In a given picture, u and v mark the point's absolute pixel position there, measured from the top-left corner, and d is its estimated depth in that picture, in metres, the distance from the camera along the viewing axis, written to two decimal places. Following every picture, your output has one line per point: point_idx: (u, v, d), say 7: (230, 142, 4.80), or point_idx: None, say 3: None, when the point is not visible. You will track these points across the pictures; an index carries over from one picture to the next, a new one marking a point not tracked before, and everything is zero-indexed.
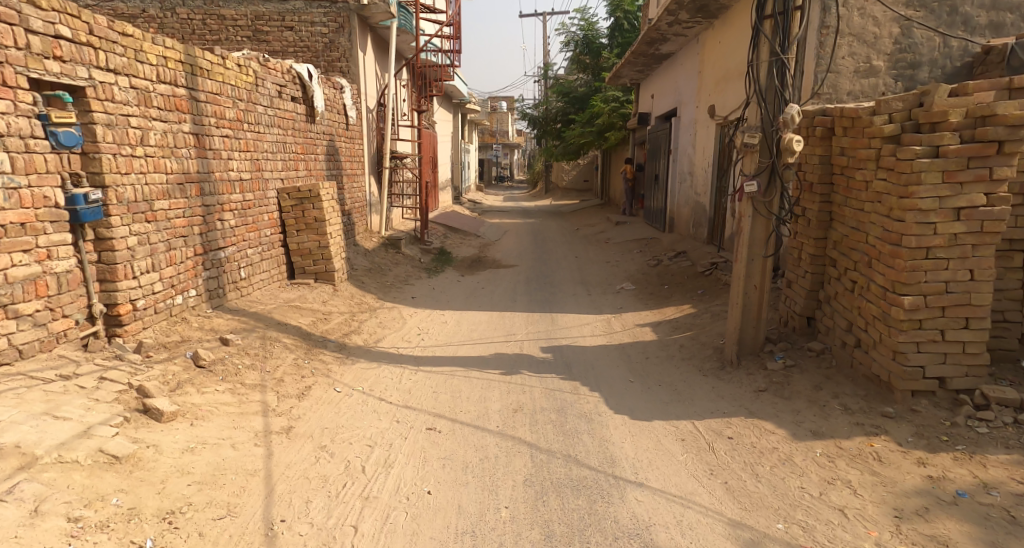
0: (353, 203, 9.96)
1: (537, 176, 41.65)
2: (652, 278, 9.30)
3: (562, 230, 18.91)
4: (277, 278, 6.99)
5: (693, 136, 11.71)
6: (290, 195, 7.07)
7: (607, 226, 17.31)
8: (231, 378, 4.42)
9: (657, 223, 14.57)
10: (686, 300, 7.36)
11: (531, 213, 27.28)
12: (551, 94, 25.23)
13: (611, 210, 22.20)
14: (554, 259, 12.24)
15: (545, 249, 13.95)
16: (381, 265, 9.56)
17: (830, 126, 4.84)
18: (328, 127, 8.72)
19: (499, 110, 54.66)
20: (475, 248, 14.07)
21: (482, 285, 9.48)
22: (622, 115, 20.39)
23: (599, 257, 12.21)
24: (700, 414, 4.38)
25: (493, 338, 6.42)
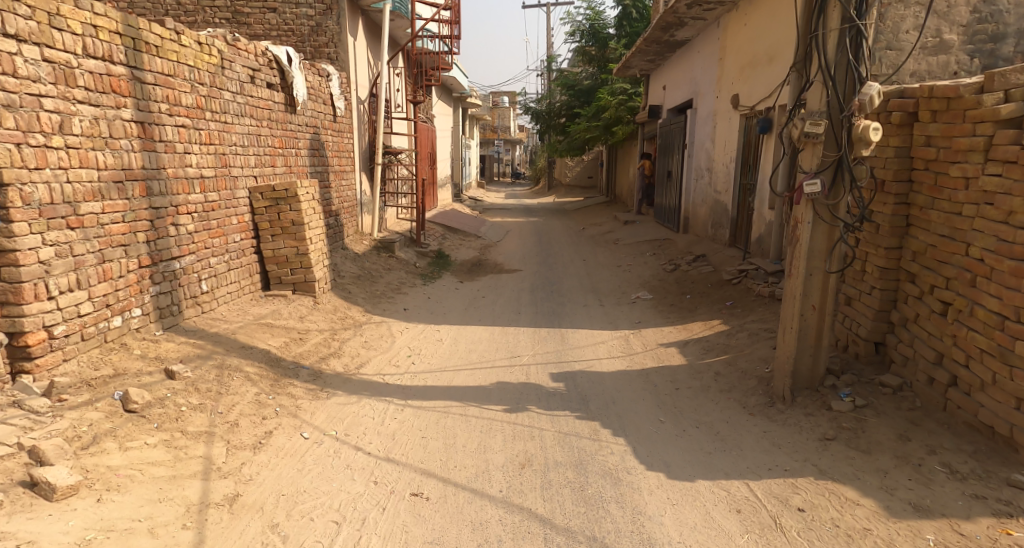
0: (341, 203, 9.06)
1: (539, 173, 40.76)
2: (670, 286, 8.42)
3: (566, 230, 18.06)
4: (249, 290, 6.10)
5: (712, 129, 10.81)
6: (263, 194, 6.19)
7: (615, 226, 16.44)
8: (168, 427, 3.46)
9: (669, 223, 13.71)
10: (714, 315, 6.48)
11: (534, 211, 26.40)
12: (556, 87, 24.47)
13: (617, 209, 21.33)
14: (561, 263, 11.35)
15: (550, 251, 13.07)
16: (372, 272, 8.69)
17: (910, 111, 3.95)
18: (312, 119, 7.81)
19: (500, 106, 53.71)
20: (475, 250, 13.18)
21: (482, 294, 8.62)
22: (630, 108, 19.51)
23: (609, 260, 11.33)
24: (757, 472, 3.48)
25: (495, 362, 5.52)
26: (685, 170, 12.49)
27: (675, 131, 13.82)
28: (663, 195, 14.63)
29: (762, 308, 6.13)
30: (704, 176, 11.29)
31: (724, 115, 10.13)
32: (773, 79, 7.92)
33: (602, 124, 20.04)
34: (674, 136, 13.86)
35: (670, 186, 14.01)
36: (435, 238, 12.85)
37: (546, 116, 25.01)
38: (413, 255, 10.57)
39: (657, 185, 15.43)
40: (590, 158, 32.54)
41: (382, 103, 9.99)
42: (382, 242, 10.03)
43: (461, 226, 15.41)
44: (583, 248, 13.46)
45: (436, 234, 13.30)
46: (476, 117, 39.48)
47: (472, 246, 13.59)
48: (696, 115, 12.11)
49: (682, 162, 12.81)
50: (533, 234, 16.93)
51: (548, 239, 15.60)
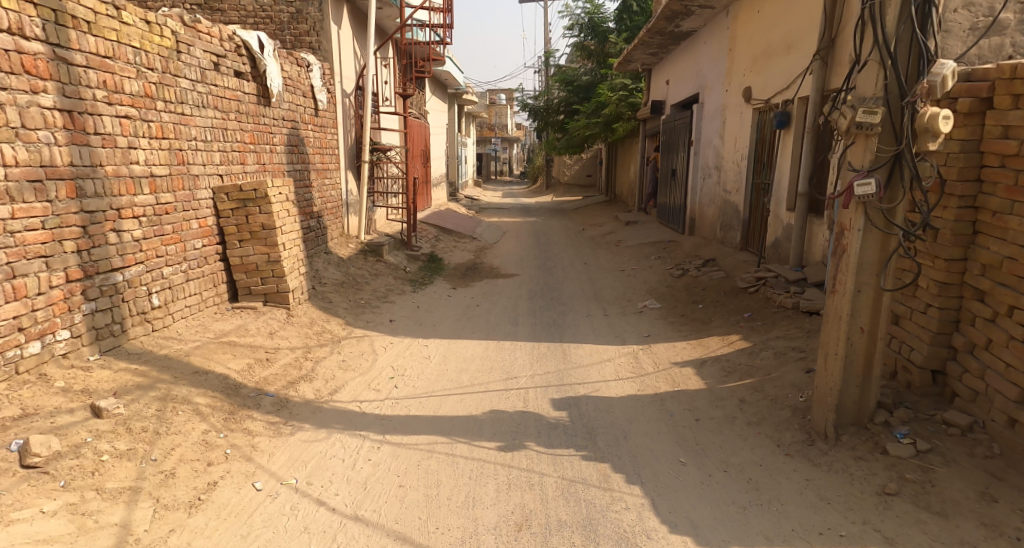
0: (324, 204, 8.40)
1: (537, 171, 40.15)
2: (678, 294, 7.80)
3: (566, 230, 17.43)
4: (213, 302, 5.46)
5: (722, 124, 10.14)
6: (229, 194, 5.52)
7: (616, 226, 15.82)
8: (77, 486, 2.96)
9: (675, 224, 13.06)
10: (731, 328, 5.86)
11: (531, 210, 25.79)
12: (554, 84, 23.86)
13: (617, 208, 20.72)
14: (560, 267, 10.74)
15: (548, 254, 12.45)
16: (357, 279, 8.06)
17: (982, 97, 3.30)
18: (291, 112, 7.16)
19: (497, 103, 53.05)
20: (470, 253, 12.56)
21: (476, 302, 8.00)
22: (631, 105, 18.92)
23: (611, 265, 10.71)
24: (804, 536, 2.87)
25: (488, 385, 4.90)
26: (692, 169, 11.85)
27: (680, 127, 13.18)
28: (667, 195, 14.01)
29: (786, 323, 5.51)
30: (712, 175, 10.65)
31: (735, 110, 9.49)
32: (791, 70, 7.26)
33: (602, 121, 19.46)
34: (679, 133, 13.23)
35: (675, 185, 13.38)
36: (428, 240, 12.21)
37: (544, 113, 24.40)
38: (403, 259, 9.95)
39: (661, 184, 14.80)
40: (589, 156, 31.92)
41: (369, 96, 9.33)
42: (369, 245, 9.40)
43: (455, 227, 14.78)
44: (582, 250, 12.84)
45: (429, 235, 12.66)
46: (473, 114, 38.84)
47: (466, 248, 12.96)
48: (703, 110, 11.47)
49: (688, 160, 12.19)
50: (531, 235, 16.32)
51: (546, 240, 14.98)
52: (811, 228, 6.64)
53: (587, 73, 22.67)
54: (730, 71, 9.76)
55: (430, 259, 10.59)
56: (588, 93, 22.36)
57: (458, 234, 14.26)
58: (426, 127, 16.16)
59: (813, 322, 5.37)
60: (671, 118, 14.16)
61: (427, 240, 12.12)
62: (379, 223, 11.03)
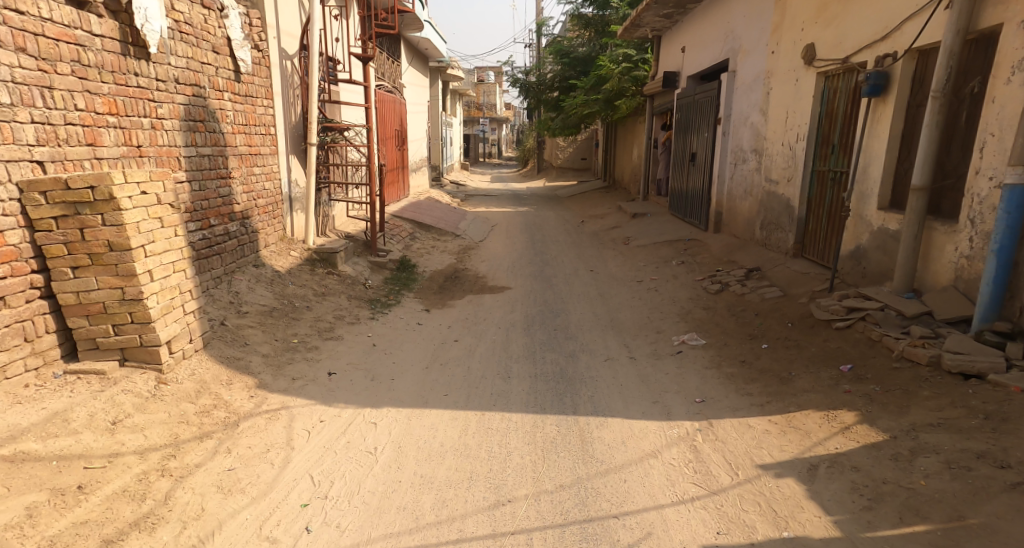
0: (253, 201, 6.33)
1: (527, 154, 38.13)
2: (725, 324, 5.88)
3: (562, 223, 15.51)
4: (27, 369, 3.42)
5: (767, 96, 8.14)
6: (49, 192, 3.43)
7: (621, 220, 13.90)
8: None
9: (695, 219, 11.13)
10: (835, 395, 3.95)
11: (521, 197, 23.77)
12: (548, 56, 22.00)
13: (617, 197, 18.79)
14: (560, 276, 8.80)
15: (545, 256, 10.49)
16: (298, 302, 6.07)
17: None
18: (193, 73, 5.12)
19: (485, 83, 50.73)
20: (450, 256, 10.57)
21: (455, 333, 6.04)
22: (634, 79, 17.06)
23: (623, 274, 8.77)
24: None
25: (469, 525, 2.97)
26: (720, 152, 9.92)
27: (700, 103, 11.23)
28: (684, 182, 12.11)
29: (928, 394, 3.60)
30: (749, 160, 8.74)
31: (786, 77, 7.53)
32: (899, 15, 5.27)
33: (602, 97, 17.70)
34: (700, 110, 11.28)
35: (694, 170, 11.48)
36: (399, 241, 10.19)
37: (536, 89, 22.46)
38: (365, 271, 7.97)
39: (675, 169, 12.88)
40: (584, 138, 29.93)
41: (317, 58, 7.27)
42: (318, 253, 7.39)
43: (433, 222, 12.77)
44: (583, 252, 10.90)
45: (400, 234, 10.64)
46: (458, 92, 36.61)
47: (447, 251, 10.98)
48: (735, 80, 9.50)
49: (714, 141, 10.26)
50: (523, 230, 14.34)
51: (539, 237, 13.02)
52: (929, 238, 4.73)
53: (584, 45, 20.71)
54: (780, 29, 7.78)
55: (400, 268, 8.60)
56: (586, 66, 20.47)
57: (437, 232, 12.24)
58: (398, 103, 14.03)
59: (977, 394, 3.47)
60: (689, 92, 12.18)
61: (398, 241, 10.11)
62: (336, 222, 9.00)
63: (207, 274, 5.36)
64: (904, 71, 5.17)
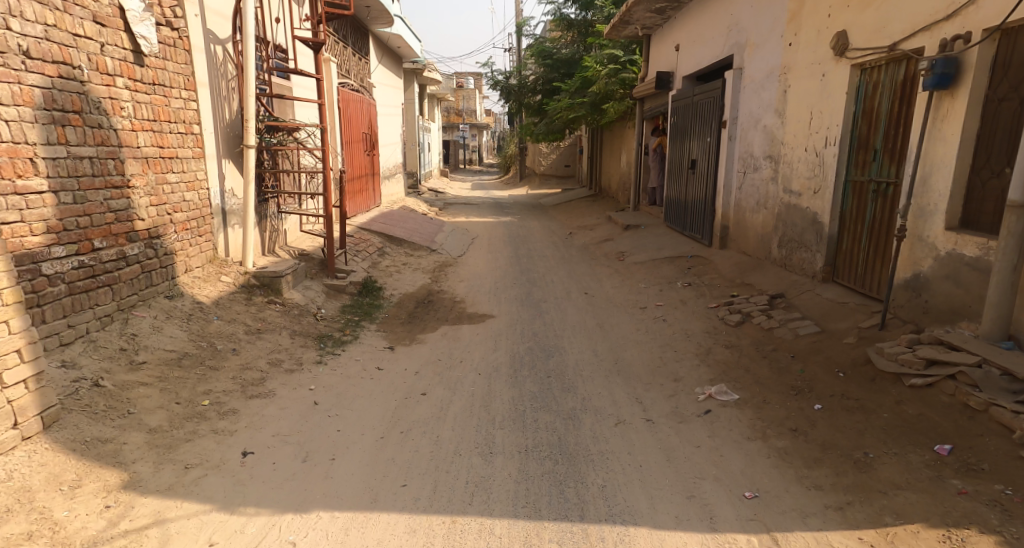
0: (165, 214, 5.31)
1: (509, 161, 37.08)
2: (755, 369, 4.78)
3: (547, 235, 14.44)
4: None
5: (782, 93, 7.05)
6: None
7: (613, 234, 12.86)
8: None
9: (696, 233, 10.11)
10: (945, 496, 2.91)
11: (504, 206, 22.70)
12: (529, 58, 21.04)
13: (604, 207, 17.78)
14: (548, 301, 7.67)
15: (530, 276, 9.37)
16: (222, 343, 4.97)
17: None
18: (63, 52, 4.23)
19: (465, 88, 49.72)
20: (423, 275, 9.39)
21: (422, 383, 4.87)
22: (622, 81, 16.12)
23: (618, 299, 7.66)
24: None
25: None
26: (724, 159, 8.89)
27: (699, 105, 10.21)
28: (681, 192, 11.08)
29: None
30: (761, 169, 7.69)
31: (807, 71, 6.39)
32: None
33: (588, 100, 16.92)
34: (698, 113, 10.27)
35: (693, 179, 10.45)
36: (361, 259, 9.01)
37: (518, 92, 21.45)
38: (318, 298, 6.79)
39: (672, 178, 11.85)
40: (568, 144, 28.98)
41: (250, 41, 6.25)
42: (256, 277, 6.23)
43: (405, 234, 11.59)
44: (573, 271, 9.78)
45: (364, 251, 9.48)
46: (438, 97, 35.49)
47: (419, 268, 9.80)
48: (741, 78, 8.44)
49: (717, 147, 9.23)
50: (505, 242, 13.20)
51: (522, 251, 11.91)
52: None
53: (568, 47, 19.84)
54: (798, 17, 6.63)
55: (359, 292, 7.44)
56: (569, 68, 19.57)
57: (409, 247, 11.05)
58: (364, 104, 12.84)
59: None
60: (685, 94, 11.16)
61: (360, 259, 8.97)
62: (283, 239, 7.87)
63: (89, 313, 4.31)
64: (982, 55, 4.09)
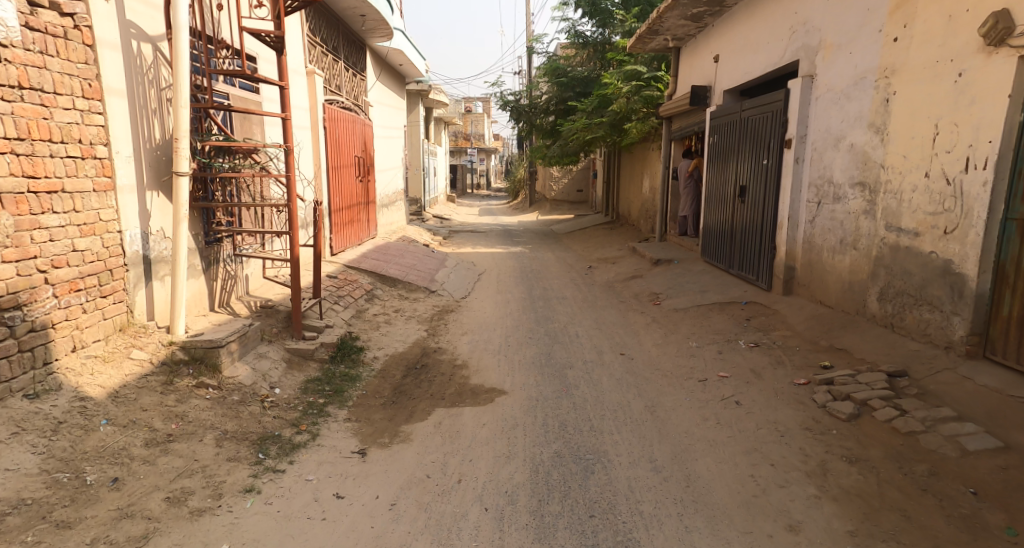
0: (35, 271, 3.80)
1: (518, 185, 35.73)
2: (920, 515, 3.12)
3: (564, 269, 12.81)
4: None
5: (881, 102, 5.47)
6: None
7: (641, 270, 11.21)
8: None
9: (749, 273, 8.47)
10: None
11: (513, 234, 21.11)
12: (541, 76, 19.69)
13: (625, 236, 16.19)
14: (576, 367, 6.01)
15: (548, 326, 7.70)
16: (94, 471, 3.35)
17: None
18: None
19: (473, 112, 48.63)
20: (418, 325, 7.76)
21: (401, 531, 3.22)
22: (646, 99, 14.71)
23: (665, 365, 5.98)
24: None
25: None
26: (787, 185, 7.32)
27: (748, 123, 8.68)
28: (727, 225, 9.47)
29: None
30: (848, 198, 6.08)
31: (928, 71, 4.79)
32: None
33: (607, 120, 15.53)
34: (747, 132, 8.74)
35: (742, 210, 8.86)
36: (341, 309, 7.43)
37: (528, 112, 20.04)
38: (273, 371, 5.17)
39: (713, 209, 10.27)
40: (581, 169, 27.53)
41: (183, 34, 4.70)
42: (187, 347, 4.63)
43: (400, 271, 9.98)
44: (600, 318, 8.11)
45: (345, 298, 7.89)
46: (444, 120, 34.23)
47: (413, 316, 8.16)
48: (813, 87, 6.88)
49: (776, 170, 7.66)
50: (516, 279, 11.56)
51: (536, 290, 10.27)
52: None
53: (584, 65, 18.52)
54: (910, 2, 5.07)
55: (331, 359, 5.82)
56: (586, 86, 18.20)
57: (403, 287, 9.42)
58: (357, 123, 11.35)
59: None
60: (729, 111, 9.65)
61: (339, 309, 7.39)
62: (244, 287, 6.47)
63: None
64: None
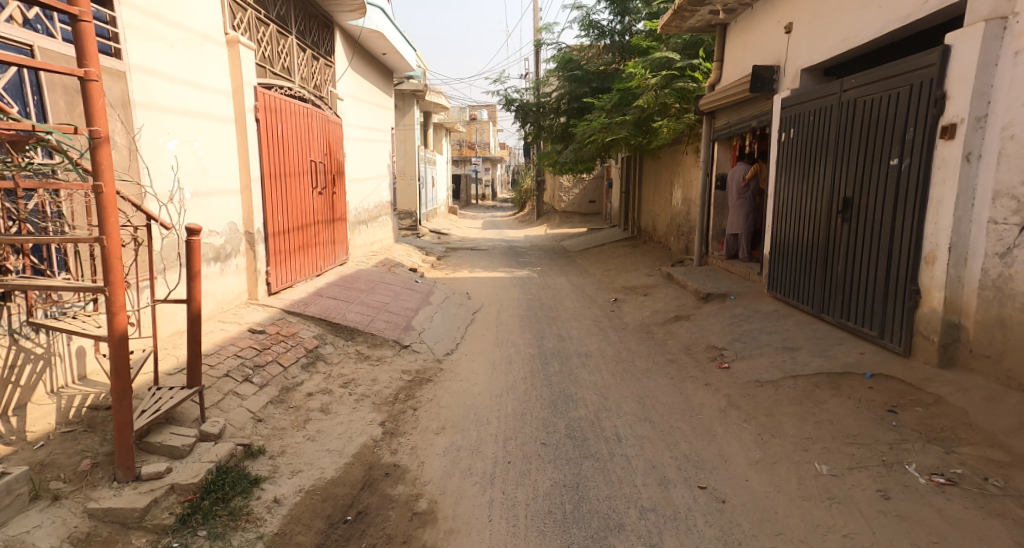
0: None
1: (524, 196, 33.27)
2: None
3: (581, 303, 10.15)
4: None
5: None
6: None
7: (686, 309, 8.56)
8: None
9: (862, 324, 5.80)
10: None
11: (518, 251, 18.48)
12: (549, 71, 17.25)
13: (651, 258, 13.54)
14: (626, 527, 3.37)
15: (569, 413, 5.05)
16: None
17: None
18: None
19: (477, 119, 46.24)
20: (372, 411, 5.12)
21: None
22: (679, 92, 12.29)
23: (792, 523, 3.34)
24: None
25: None
26: (948, 195, 4.72)
27: (852, 108, 6.10)
28: (816, 253, 6.83)
29: None
30: None
31: None
32: None
33: (632, 118, 13.15)
34: (851, 120, 6.15)
35: (845, 232, 6.18)
36: (251, 391, 4.81)
37: (536, 113, 17.51)
38: None
39: (789, 230, 7.64)
40: (593, 179, 24.97)
41: None
42: None
43: (363, 316, 7.34)
44: (648, 396, 5.46)
45: (266, 369, 5.28)
46: (445, 126, 31.76)
47: (368, 393, 5.51)
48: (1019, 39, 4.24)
49: (919, 173, 5.05)
50: (522, 317, 8.91)
51: (550, 338, 7.62)
52: None
53: (600, 57, 15.99)
54: None
55: (180, 523, 3.17)
56: (603, 81, 15.76)
57: (363, 340, 6.76)
58: (314, 119, 8.82)
59: None
60: (814, 95, 6.99)
61: (247, 391, 4.76)
62: (70, 373, 3.87)
63: None
64: None
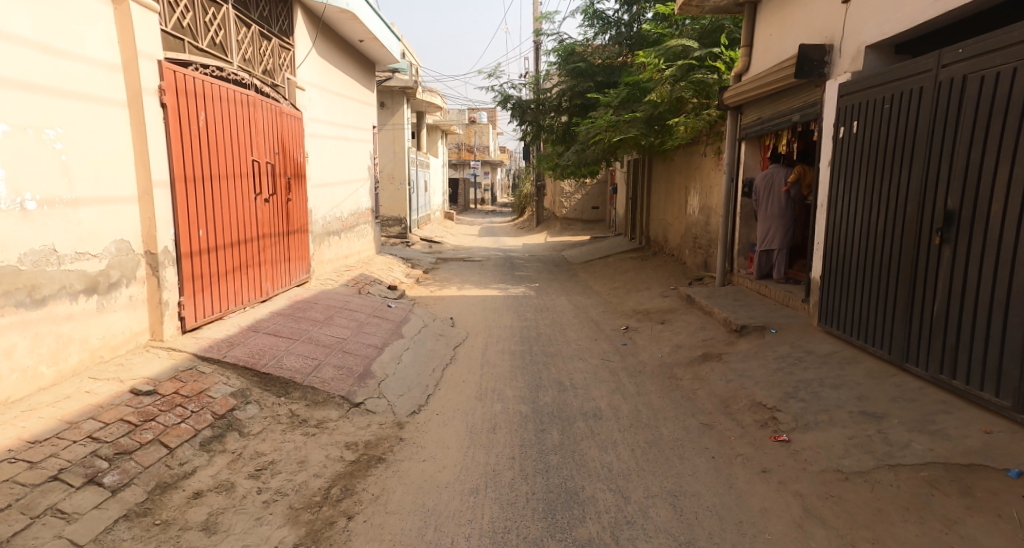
0: None
1: (523, 200, 31.70)
2: None
3: (586, 331, 8.55)
4: None
5: None
6: None
7: (716, 347, 6.96)
8: None
9: (977, 388, 4.20)
10: None
11: (515, 263, 16.91)
12: (549, 64, 15.68)
13: (665, 275, 11.91)
14: None
15: (573, 530, 3.46)
16: None
17: None
18: None
19: (476, 121, 44.75)
20: (284, 523, 3.51)
21: None
22: (697, 83, 10.74)
23: None
24: None
25: None
26: None
27: (958, 89, 4.49)
28: (892, 282, 5.21)
29: None
30: None
31: None
32: None
33: (643, 114, 11.58)
34: (954, 107, 4.54)
35: (944, 257, 4.56)
36: (89, 505, 3.23)
37: (535, 111, 15.92)
38: None
39: (849, 249, 6.02)
40: (596, 183, 23.41)
41: None
42: None
43: (304, 360, 5.69)
44: (685, 494, 3.86)
45: (133, 456, 3.66)
46: (439, 127, 30.19)
47: (285, 489, 3.89)
48: None
49: None
50: (513, 353, 7.30)
51: (547, 388, 6.00)
52: None
53: (605, 49, 14.42)
54: None
55: None
56: (609, 75, 14.20)
57: (300, 398, 5.16)
58: (258, 108, 7.20)
59: None
60: (891, 75, 5.35)
61: (80, 506, 3.19)
62: None
63: None
64: None
